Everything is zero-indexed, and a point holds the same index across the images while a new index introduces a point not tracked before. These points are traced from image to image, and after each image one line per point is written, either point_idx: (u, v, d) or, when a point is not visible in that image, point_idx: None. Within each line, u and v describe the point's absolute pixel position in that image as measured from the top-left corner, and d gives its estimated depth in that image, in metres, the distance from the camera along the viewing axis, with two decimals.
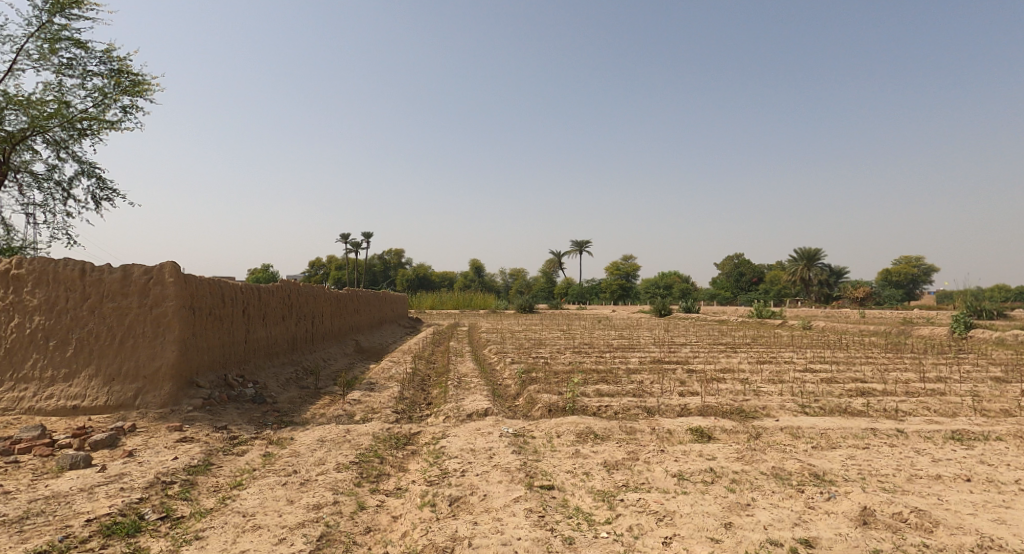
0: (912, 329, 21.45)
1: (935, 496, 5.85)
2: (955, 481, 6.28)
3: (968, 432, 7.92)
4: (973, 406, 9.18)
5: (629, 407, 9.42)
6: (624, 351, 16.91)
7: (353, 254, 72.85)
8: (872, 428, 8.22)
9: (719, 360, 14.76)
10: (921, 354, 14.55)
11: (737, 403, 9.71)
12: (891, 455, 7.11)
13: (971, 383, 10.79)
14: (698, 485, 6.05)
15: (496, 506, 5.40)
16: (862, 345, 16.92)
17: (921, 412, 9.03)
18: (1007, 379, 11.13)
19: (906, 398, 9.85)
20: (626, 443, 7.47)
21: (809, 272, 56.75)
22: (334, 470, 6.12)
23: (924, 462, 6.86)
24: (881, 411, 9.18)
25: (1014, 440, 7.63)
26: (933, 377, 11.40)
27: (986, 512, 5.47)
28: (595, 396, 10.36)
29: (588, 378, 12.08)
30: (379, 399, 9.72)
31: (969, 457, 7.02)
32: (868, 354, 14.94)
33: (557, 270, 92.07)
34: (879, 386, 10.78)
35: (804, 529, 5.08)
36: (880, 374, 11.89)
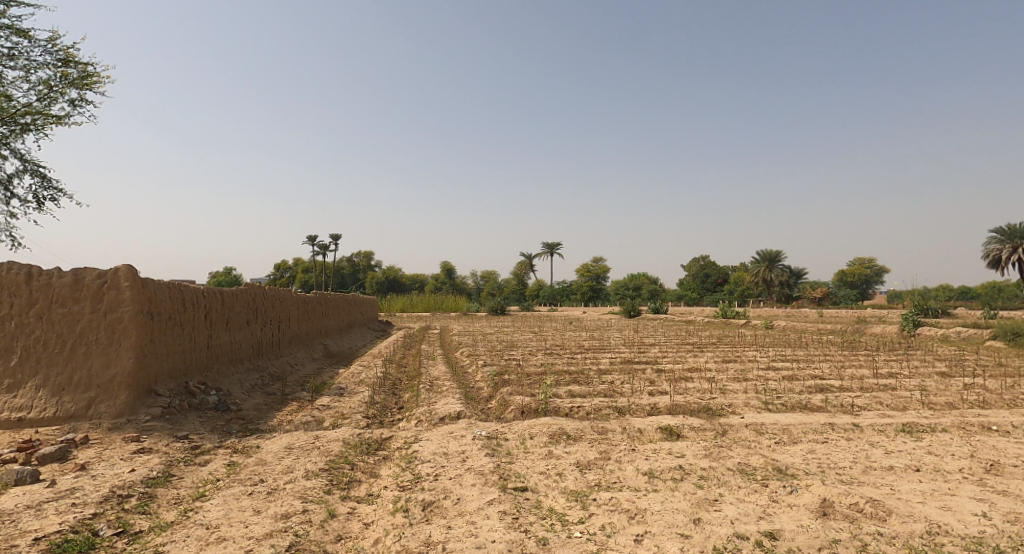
0: (868, 328, 22.44)
1: (888, 487, 6.16)
2: (906, 471, 6.62)
3: (918, 425, 8.35)
4: (920, 400, 9.68)
5: (600, 407, 9.59)
6: (595, 352, 17.16)
7: (320, 257, 71.31)
8: (830, 422, 8.57)
9: (686, 360, 15.13)
10: (875, 351, 15.25)
11: (704, 401, 9.98)
12: (848, 448, 7.44)
13: (921, 378, 11.37)
14: (668, 482, 6.22)
15: (470, 509, 5.44)
16: (821, 344, 17.61)
17: (874, 406, 9.48)
18: (953, 373, 11.78)
19: (861, 393, 10.32)
20: (598, 443, 7.60)
21: (771, 273, 58.43)
22: (303, 478, 6.06)
23: (878, 454, 7.20)
24: (838, 406, 9.59)
25: (960, 431, 8.08)
26: (885, 373, 11.98)
27: (934, 500, 5.78)
28: (568, 397, 10.49)
29: (560, 379, 12.22)
30: (349, 404, 9.63)
31: (919, 448, 7.40)
32: (827, 351, 15.58)
33: (528, 271, 92.41)
34: (836, 382, 11.26)
35: (768, 522, 5.29)
36: (837, 371, 12.42)
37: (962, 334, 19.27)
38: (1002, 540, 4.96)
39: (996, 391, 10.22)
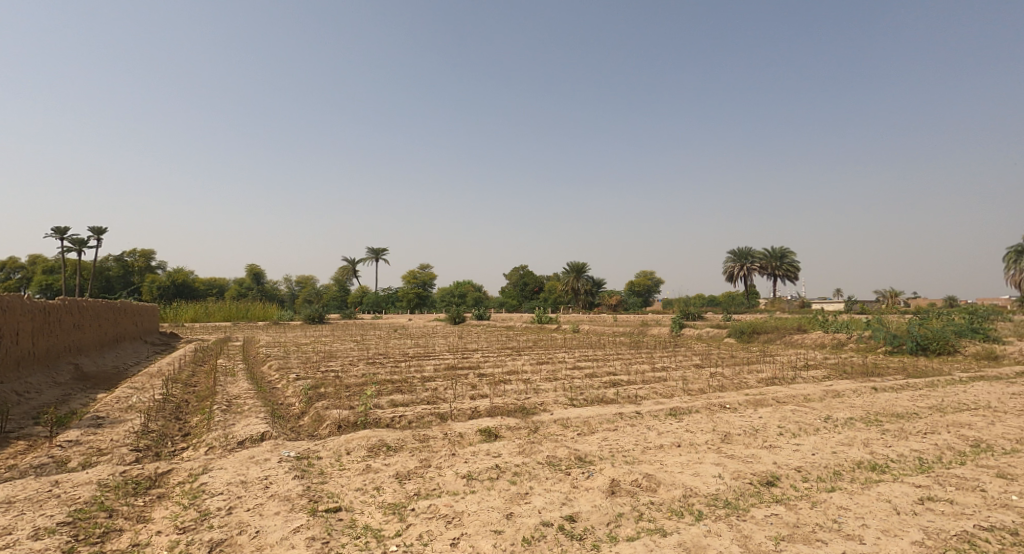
0: (648, 329, 26.30)
1: (658, 461, 7.08)
2: (671, 448, 7.70)
3: (681, 408, 9.86)
4: (683, 387, 11.53)
5: (422, 415, 9.40)
6: (417, 360, 16.89)
7: (81, 256, 58.65)
8: (619, 412, 9.61)
9: (504, 363, 15.78)
10: (653, 348, 17.85)
11: (519, 401, 10.45)
12: (632, 433, 8.40)
13: (683, 369, 13.58)
14: (485, 482, 6.27)
15: (273, 541, 4.84)
16: (615, 344, 19.95)
17: (652, 395, 10.97)
18: (704, 364, 14.36)
19: (643, 385, 11.87)
20: (419, 451, 7.39)
21: (579, 282, 64.50)
22: (34, 538, 4.79)
23: (653, 435, 8.27)
24: (626, 397, 10.86)
25: (708, 410, 9.76)
26: (660, 367, 14.00)
27: (688, 468, 6.81)
28: (389, 407, 10.08)
29: (382, 389, 11.69)
30: (110, 437, 7.86)
31: (681, 427, 8.71)
32: (618, 350, 17.69)
33: (351, 277, 88.21)
34: (625, 377, 12.79)
35: (570, 507, 5.65)
36: (626, 367, 14.13)
37: (712, 333, 23.74)
38: (729, 494, 6.06)
39: (730, 376, 12.72)
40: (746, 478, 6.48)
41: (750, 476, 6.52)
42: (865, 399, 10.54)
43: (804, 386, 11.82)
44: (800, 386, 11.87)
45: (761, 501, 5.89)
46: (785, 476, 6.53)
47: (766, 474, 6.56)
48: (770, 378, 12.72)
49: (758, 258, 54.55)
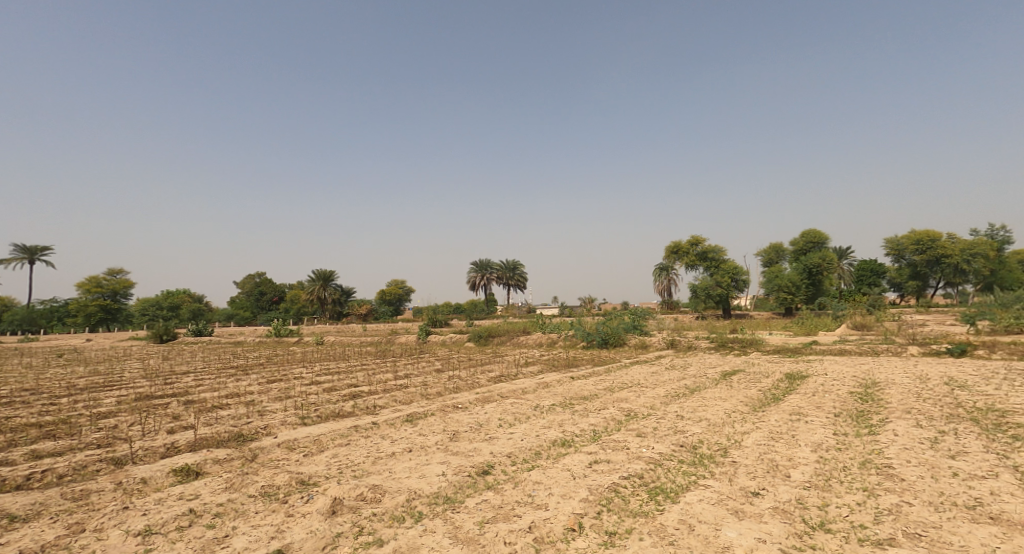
0: (393, 339, 26.21)
1: (387, 470, 6.59)
2: (403, 454, 7.19)
3: (417, 413, 9.41)
4: (422, 392, 11.33)
5: (86, 465, 6.81)
6: (96, 392, 12.81)
7: None
8: (355, 425, 8.66)
9: (224, 386, 13.06)
10: (398, 357, 17.74)
11: (236, 428, 8.55)
12: (365, 445, 7.61)
13: (424, 375, 13.68)
14: (170, 534, 5.02)
15: None
16: (359, 355, 18.94)
17: (390, 404, 10.33)
18: (444, 369, 14.79)
19: (383, 394, 11.16)
20: (70, 514, 5.41)
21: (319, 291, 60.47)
22: None
23: (386, 444, 7.61)
24: (363, 409, 9.93)
25: (441, 412, 9.55)
26: (402, 374, 13.72)
27: (415, 472, 6.49)
28: (30, 462, 7.01)
29: (28, 437, 8.22)
30: None
31: (413, 432, 8.21)
32: (361, 361, 16.79)
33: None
34: (365, 387, 11.84)
35: (279, 539, 4.96)
36: (368, 377, 13.32)
37: (453, 339, 24.95)
38: (449, 489, 5.96)
39: (465, 377, 13.28)
40: (466, 470, 6.49)
41: (469, 468, 6.53)
42: (564, 386, 12.08)
43: (524, 381, 13.07)
44: (521, 381, 13.11)
45: (474, 491, 5.95)
46: (497, 464, 6.72)
47: (482, 465, 6.66)
48: (498, 376, 13.74)
49: (496, 269, 57.69)
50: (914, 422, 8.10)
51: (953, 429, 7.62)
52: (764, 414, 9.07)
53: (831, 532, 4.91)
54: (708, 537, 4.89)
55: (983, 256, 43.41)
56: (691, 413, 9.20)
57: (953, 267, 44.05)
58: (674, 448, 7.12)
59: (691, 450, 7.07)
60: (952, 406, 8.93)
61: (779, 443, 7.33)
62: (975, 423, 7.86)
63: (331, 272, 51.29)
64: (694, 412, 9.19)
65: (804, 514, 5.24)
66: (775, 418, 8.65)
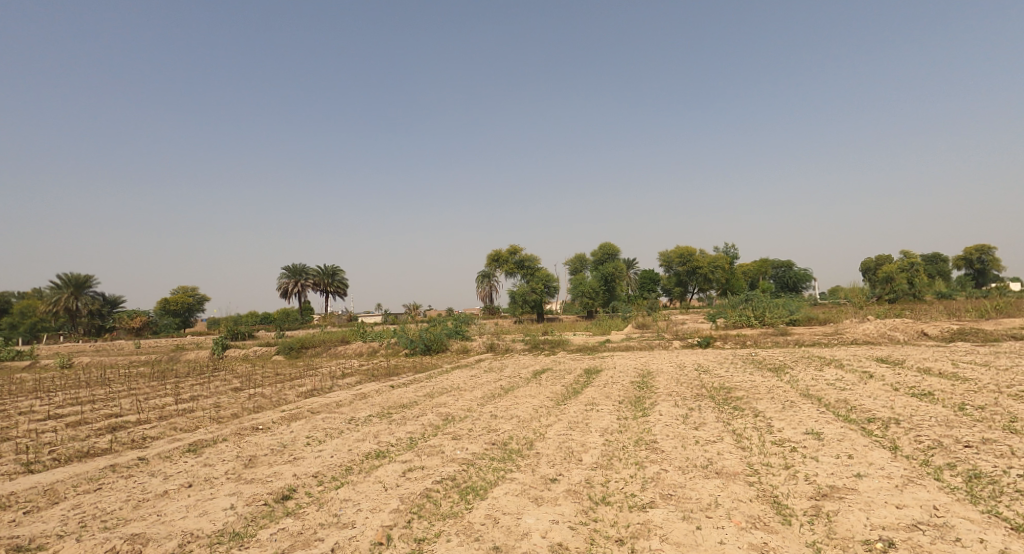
0: (178, 356, 22.69)
1: (154, 514, 5.82)
2: (178, 491, 6.42)
3: (202, 441, 8.41)
4: (211, 416, 10.15)
5: None
6: None
7: None
8: (112, 465, 7.38)
9: None
10: (183, 378, 15.44)
11: None
12: (124, 487, 6.59)
13: (217, 396, 12.19)
14: None
15: None
16: (128, 377, 15.91)
17: (167, 433, 9.03)
18: (243, 388, 13.37)
19: (156, 423, 9.64)
20: None
21: None
22: None
23: (155, 483, 6.71)
24: (127, 443, 8.49)
25: (236, 437, 8.69)
26: (187, 398, 12.01)
27: (193, 510, 5.86)
28: None
29: None
30: None
31: (196, 464, 7.34)
32: (132, 385, 14.19)
33: None
34: (132, 417, 10.08)
35: None
36: (137, 403, 11.31)
37: (257, 352, 22.63)
38: (238, 524, 5.53)
39: (269, 395, 12.24)
40: (260, 499, 6.08)
41: (265, 496, 6.14)
42: (382, 396, 11.96)
43: (338, 394, 12.55)
44: (335, 394, 12.59)
45: (270, 520, 5.63)
46: (300, 486, 6.45)
47: (282, 489, 6.33)
48: (309, 391, 12.96)
49: (312, 274, 53.70)
50: (674, 402, 9.92)
51: (699, 405, 9.54)
52: (565, 406, 10.18)
53: (610, 504, 5.75)
54: (510, 527, 5.36)
55: (722, 268, 54.59)
56: (503, 411, 9.89)
57: (704, 276, 54.31)
58: (486, 447, 7.60)
59: (501, 447, 7.65)
60: (700, 387, 11.16)
61: (575, 431, 8.34)
62: (713, 399, 9.93)
63: (88, 275, 42.61)
64: (506, 410, 9.91)
65: (589, 492, 6.06)
66: (573, 410, 9.81)
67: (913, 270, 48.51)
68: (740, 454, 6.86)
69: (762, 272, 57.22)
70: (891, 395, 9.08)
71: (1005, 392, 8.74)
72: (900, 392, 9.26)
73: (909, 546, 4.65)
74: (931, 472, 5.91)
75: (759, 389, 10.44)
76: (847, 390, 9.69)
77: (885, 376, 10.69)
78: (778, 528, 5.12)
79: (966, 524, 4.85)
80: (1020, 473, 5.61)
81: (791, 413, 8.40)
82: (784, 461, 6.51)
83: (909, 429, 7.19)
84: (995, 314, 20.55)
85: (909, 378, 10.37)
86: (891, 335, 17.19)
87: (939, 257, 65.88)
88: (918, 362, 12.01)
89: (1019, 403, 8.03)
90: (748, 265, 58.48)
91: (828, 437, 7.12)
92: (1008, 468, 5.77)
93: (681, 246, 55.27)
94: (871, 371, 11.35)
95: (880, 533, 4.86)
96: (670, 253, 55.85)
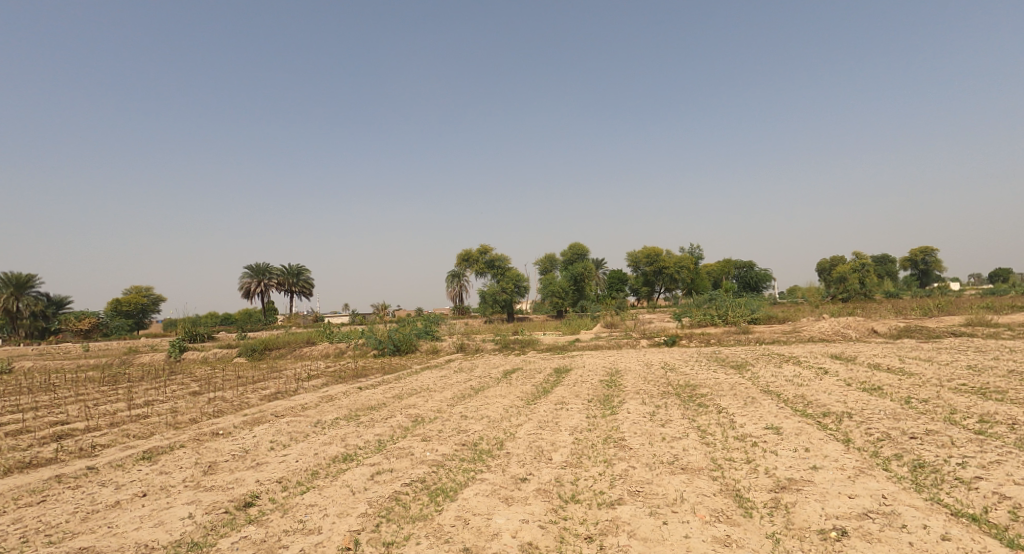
0: (131, 360, 21.71)
1: (105, 525, 5.59)
2: (131, 501, 6.18)
3: (158, 448, 8.11)
4: (167, 422, 9.77)
5: None
6: None
7: None
8: (58, 475, 7.04)
9: None
10: (136, 382, 14.78)
11: None
12: (71, 498, 6.29)
13: (173, 401, 11.74)
14: None
15: None
16: (75, 382, 15.16)
17: (118, 441, 8.66)
18: (201, 392, 12.93)
19: (106, 431, 9.23)
20: None
21: None
22: None
23: (106, 492, 6.44)
24: (74, 452, 8.11)
25: (194, 443, 8.41)
26: (141, 403, 11.54)
27: (148, 521, 5.64)
28: None
29: None
30: None
31: (150, 472, 7.08)
32: (81, 390, 13.53)
33: None
34: (80, 425, 9.64)
35: None
36: (85, 410, 10.77)
37: (217, 354, 21.99)
38: (196, 534, 5.36)
39: (230, 399, 11.87)
40: (220, 507, 5.90)
41: (226, 504, 5.96)
42: (349, 398, 11.77)
43: (303, 397, 12.27)
44: (300, 397, 12.31)
45: (232, 528, 5.47)
46: (264, 492, 6.29)
47: (244, 496, 6.16)
48: (272, 394, 12.62)
49: (276, 274, 52.31)
50: (642, 400, 10.08)
51: (665, 403, 9.72)
52: (535, 406, 10.22)
53: (579, 502, 5.80)
54: (480, 528, 5.35)
55: (687, 268, 55.84)
56: (473, 411, 9.86)
57: (669, 276, 55.44)
58: (456, 448, 7.57)
59: (472, 447, 7.62)
60: (666, 385, 11.37)
61: (545, 430, 8.38)
62: (679, 397, 10.14)
63: (30, 275, 40.53)
64: (477, 411, 9.87)
65: (559, 490, 6.10)
66: (543, 409, 9.84)
67: (863, 269, 50.86)
68: (704, 450, 7.02)
69: (725, 271, 58.73)
70: (843, 390, 9.46)
71: (947, 385, 9.24)
72: (852, 387, 9.66)
73: (861, 534, 4.85)
74: (880, 462, 6.18)
75: (722, 386, 10.71)
76: (804, 386, 10.05)
77: (839, 371, 11.13)
78: (740, 520, 5.26)
79: (911, 511, 5.09)
80: (960, 462, 5.93)
81: (752, 409, 8.64)
82: (745, 455, 6.70)
83: (861, 422, 7.50)
84: (938, 311, 21.66)
85: (861, 373, 10.83)
86: (843, 332, 17.92)
87: (887, 259, 69.02)
88: (869, 358, 12.55)
89: (959, 396, 8.49)
90: (711, 266, 59.91)
91: (786, 432, 7.36)
92: (950, 457, 6.09)
93: (647, 247, 56.11)
94: (826, 367, 11.79)
95: (833, 522, 5.05)
96: (638, 253, 56.56)
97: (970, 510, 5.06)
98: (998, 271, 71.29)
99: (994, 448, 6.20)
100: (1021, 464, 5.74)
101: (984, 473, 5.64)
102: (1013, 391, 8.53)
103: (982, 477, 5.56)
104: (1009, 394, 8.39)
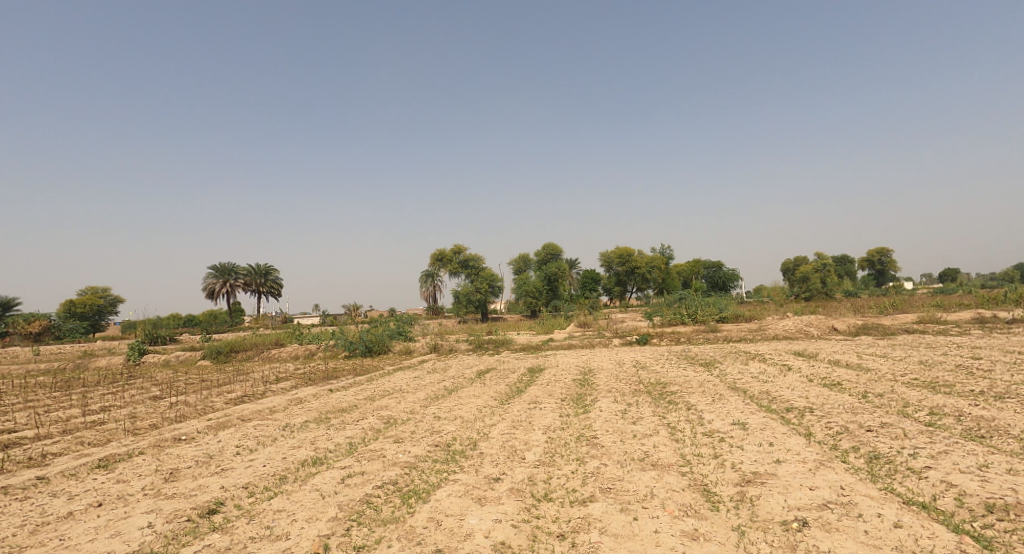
0: (85, 364, 20.73)
1: (57, 538, 5.35)
2: (85, 512, 5.93)
3: (114, 456, 7.80)
4: (126, 428, 9.42)
5: None
6: None
7: None
8: (5, 487, 6.70)
9: None
10: (91, 387, 14.20)
11: None
12: (19, 511, 6.00)
13: (131, 406, 11.30)
14: None
15: None
16: (25, 388, 14.50)
17: (71, 449, 8.31)
18: (161, 396, 12.51)
19: (59, 438, 8.84)
20: None
21: None
22: None
23: (58, 504, 6.16)
24: (23, 461, 7.75)
25: (154, 449, 8.14)
26: (96, 409, 11.10)
27: (104, 532, 5.43)
28: None
29: None
30: None
31: (106, 481, 6.81)
32: (31, 396, 12.93)
33: None
34: (29, 433, 9.21)
35: None
36: (35, 417, 10.30)
37: (181, 356, 21.40)
38: (156, 543, 5.19)
39: (193, 403, 11.49)
40: (182, 516, 5.72)
41: (188, 512, 5.79)
42: (319, 400, 11.59)
43: (271, 399, 12.03)
44: (267, 400, 12.05)
45: (195, 536, 5.32)
46: (229, 499, 6.13)
47: (208, 503, 5.99)
48: (238, 397, 12.30)
49: (242, 274, 50.98)
50: (614, 399, 10.20)
51: (637, 401, 9.87)
52: (509, 405, 10.25)
53: (551, 501, 5.83)
54: (452, 528, 5.33)
55: (658, 268, 56.73)
56: (446, 412, 9.84)
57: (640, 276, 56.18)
58: (428, 449, 7.53)
59: (444, 448, 7.59)
60: (637, 383, 11.52)
61: (518, 429, 8.41)
62: (650, 395, 10.28)
63: None
64: (450, 411, 9.84)
65: (532, 489, 6.12)
66: (517, 408, 9.88)
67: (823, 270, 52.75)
68: (673, 446, 7.15)
69: (694, 271, 60.03)
70: (806, 385, 9.78)
71: (900, 380, 9.67)
72: (813, 383, 9.99)
73: (821, 524, 5.01)
74: (838, 455, 6.40)
75: (691, 383, 10.94)
76: (768, 382, 10.36)
77: (801, 368, 11.52)
78: (707, 514, 5.37)
79: (867, 501, 5.29)
80: (911, 452, 6.19)
81: (719, 406, 8.83)
82: (713, 451, 6.85)
83: (821, 416, 7.76)
84: (892, 310, 22.60)
85: (821, 369, 11.21)
86: (805, 330, 18.51)
87: (846, 260, 71.47)
88: (829, 355, 13.01)
89: (912, 389, 8.86)
90: (681, 266, 61.04)
91: (751, 427, 7.55)
92: (902, 448, 6.35)
93: (620, 247, 56.64)
94: (790, 363, 12.19)
95: (795, 513, 5.21)
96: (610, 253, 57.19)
97: (920, 498, 5.28)
98: (946, 271, 74.88)
99: (942, 439, 6.49)
100: (966, 453, 6.03)
101: (933, 462, 5.90)
102: (959, 384, 8.97)
103: (931, 466, 5.82)
104: (955, 387, 8.83)
